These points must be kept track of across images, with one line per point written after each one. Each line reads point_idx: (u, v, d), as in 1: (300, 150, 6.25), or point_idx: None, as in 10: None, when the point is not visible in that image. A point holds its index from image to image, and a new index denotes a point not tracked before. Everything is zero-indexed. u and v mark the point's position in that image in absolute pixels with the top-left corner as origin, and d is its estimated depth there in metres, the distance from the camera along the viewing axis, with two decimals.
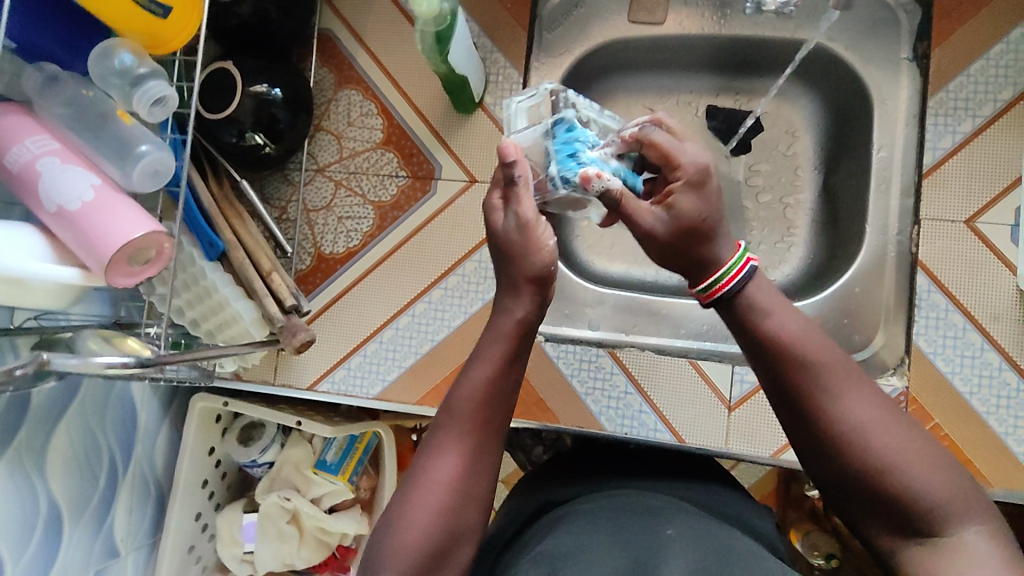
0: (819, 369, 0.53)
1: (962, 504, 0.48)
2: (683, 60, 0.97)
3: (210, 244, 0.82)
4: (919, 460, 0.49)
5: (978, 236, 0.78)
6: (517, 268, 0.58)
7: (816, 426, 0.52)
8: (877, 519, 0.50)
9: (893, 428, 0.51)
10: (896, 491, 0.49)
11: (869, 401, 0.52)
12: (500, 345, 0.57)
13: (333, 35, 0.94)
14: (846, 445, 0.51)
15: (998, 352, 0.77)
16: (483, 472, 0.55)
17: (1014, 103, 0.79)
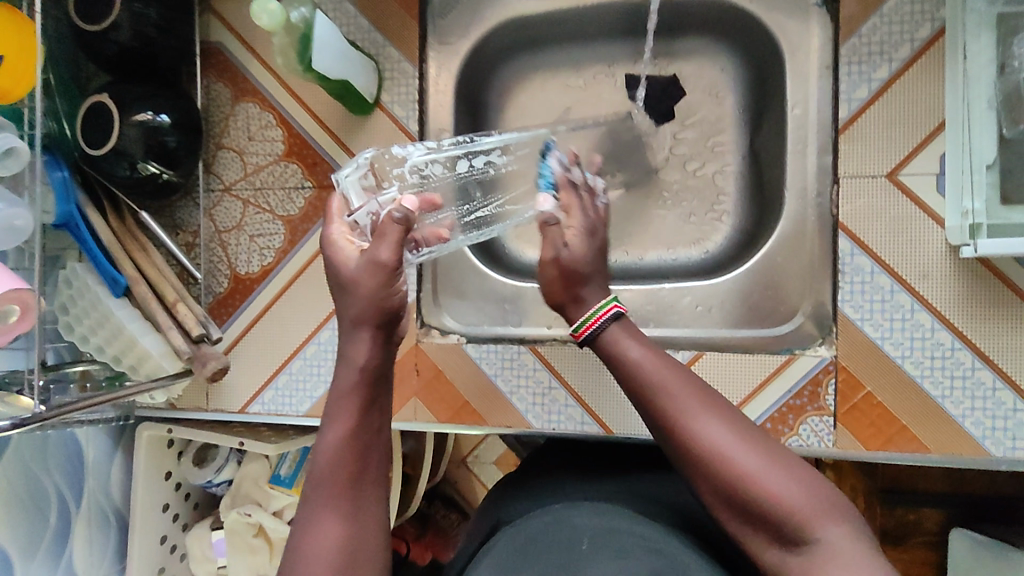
0: (671, 394, 0.55)
1: (822, 510, 0.49)
2: (591, 30, 0.91)
3: (114, 281, 0.81)
4: (777, 467, 0.51)
5: (902, 190, 0.73)
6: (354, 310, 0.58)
7: (680, 448, 0.53)
8: (755, 531, 0.50)
9: (747, 444, 0.52)
10: (760, 502, 0.50)
11: (722, 422, 0.53)
12: (350, 397, 0.56)
13: (223, 47, 0.90)
14: (706, 466, 0.52)
15: (930, 313, 0.72)
16: (367, 525, 0.53)
17: (933, 41, 0.72)
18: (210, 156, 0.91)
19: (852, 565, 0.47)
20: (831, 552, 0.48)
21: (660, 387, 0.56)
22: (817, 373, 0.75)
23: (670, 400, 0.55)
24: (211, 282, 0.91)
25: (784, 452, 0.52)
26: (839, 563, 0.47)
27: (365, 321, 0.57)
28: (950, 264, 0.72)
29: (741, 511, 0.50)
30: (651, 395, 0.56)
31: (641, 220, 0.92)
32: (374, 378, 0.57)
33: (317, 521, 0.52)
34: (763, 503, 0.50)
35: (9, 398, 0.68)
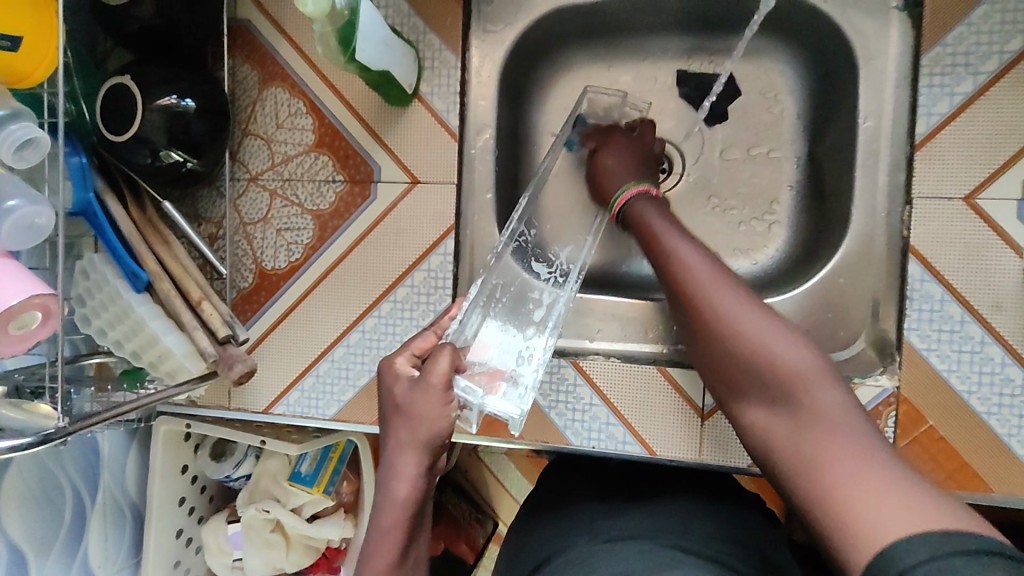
0: (685, 261, 0.60)
1: (812, 372, 0.51)
2: (646, 23, 0.85)
3: (135, 275, 0.77)
4: (779, 335, 0.54)
5: (980, 216, 0.68)
6: (405, 434, 0.56)
7: (689, 313, 0.58)
8: (751, 393, 0.54)
9: (753, 312, 0.56)
10: (754, 362, 0.53)
11: (733, 292, 0.57)
12: (393, 540, 0.54)
13: (251, 25, 0.84)
14: (714, 329, 0.56)
15: (1001, 347, 0.68)
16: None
17: (1023, 56, 0.67)
18: (235, 142, 0.85)
19: (837, 421, 0.48)
20: (818, 412, 0.49)
21: (675, 259, 0.61)
22: (877, 405, 0.72)
23: (685, 275, 0.59)
24: (235, 278, 0.86)
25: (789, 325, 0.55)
26: (822, 417, 0.49)
27: (414, 448, 0.56)
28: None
29: (737, 372, 0.55)
30: (671, 268, 0.61)
31: (689, 228, 0.88)
32: (416, 508, 0.55)
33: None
34: (757, 360, 0.53)
35: (28, 406, 0.63)
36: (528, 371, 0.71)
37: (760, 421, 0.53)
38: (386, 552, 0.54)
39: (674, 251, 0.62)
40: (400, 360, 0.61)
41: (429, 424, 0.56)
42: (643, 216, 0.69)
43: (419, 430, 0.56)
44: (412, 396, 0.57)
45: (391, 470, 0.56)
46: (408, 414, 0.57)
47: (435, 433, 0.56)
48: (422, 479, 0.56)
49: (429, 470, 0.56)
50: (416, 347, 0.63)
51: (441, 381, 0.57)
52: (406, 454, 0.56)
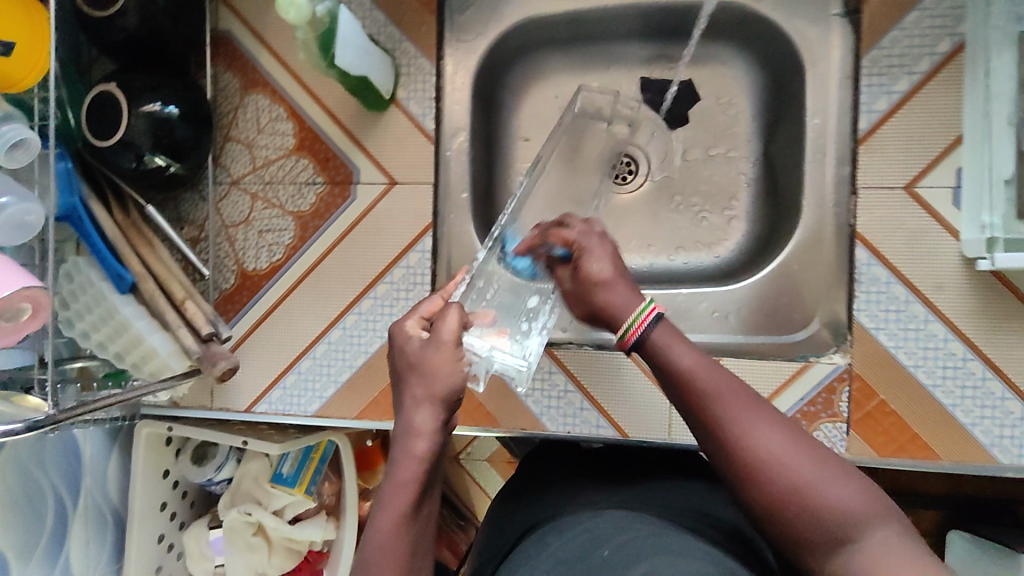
0: (722, 400, 0.53)
1: (874, 512, 0.48)
2: (609, 32, 0.90)
3: (119, 277, 0.79)
4: (829, 474, 0.49)
5: (921, 203, 0.74)
6: (422, 387, 0.58)
7: (733, 459, 0.51)
8: (816, 550, 0.48)
9: (797, 451, 0.50)
10: (816, 514, 0.48)
11: (775, 432, 0.51)
12: (407, 494, 0.56)
13: (232, 36, 0.87)
14: (764, 477, 0.50)
15: (943, 323, 0.74)
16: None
17: (953, 55, 0.73)
18: (217, 147, 0.88)
19: (910, 561, 0.45)
20: (880, 552, 0.46)
21: (707, 391, 0.54)
22: (831, 381, 0.76)
23: (719, 410, 0.53)
24: (217, 278, 0.89)
25: (833, 458, 0.51)
26: (900, 558, 0.45)
27: (430, 399, 0.58)
28: (963, 275, 0.73)
29: (798, 525, 0.49)
30: (702, 402, 0.54)
31: (655, 224, 0.92)
32: (431, 466, 0.57)
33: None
34: (821, 509, 0.48)
35: (16, 399, 0.66)
36: (529, 337, 0.75)
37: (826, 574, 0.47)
38: (401, 503, 0.55)
39: (701, 380, 0.55)
40: (411, 322, 0.64)
41: (445, 377, 0.58)
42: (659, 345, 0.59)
43: (434, 384, 0.58)
44: (427, 353, 0.59)
45: (407, 426, 0.58)
46: (421, 367, 0.59)
47: (448, 390, 0.58)
48: (437, 434, 0.58)
49: (442, 426, 0.58)
50: (423, 311, 0.66)
51: (452, 335, 0.59)
52: (422, 409, 0.58)
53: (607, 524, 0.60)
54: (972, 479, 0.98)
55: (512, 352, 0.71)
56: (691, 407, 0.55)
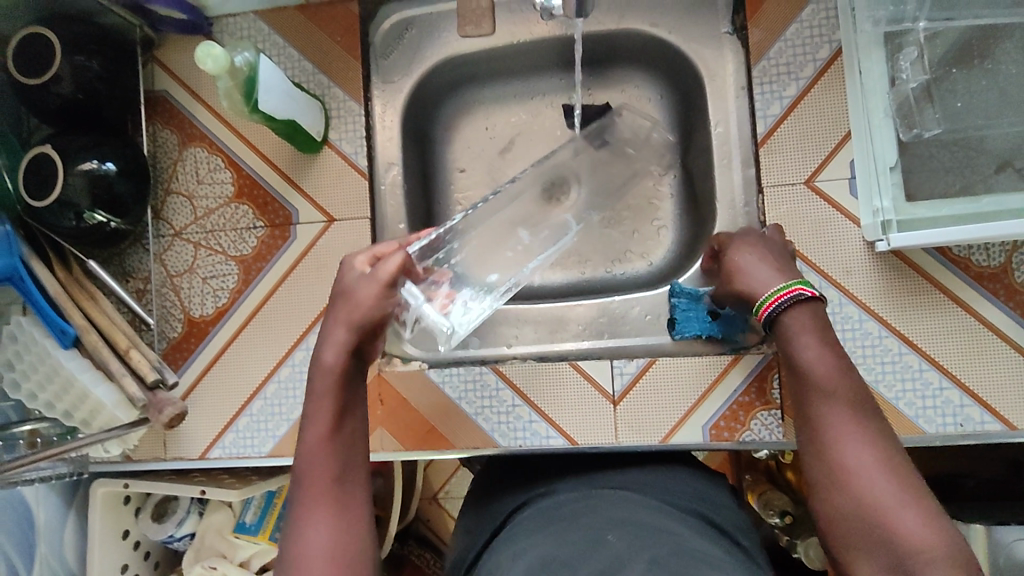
0: (827, 405, 0.55)
1: (949, 557, 0.47)
2: (527, 65, 0.96)
3: (62, 332, 0.79)
4: (911, 510, 0.49)
5: (821, 195, 0.80)
6: (343, 312, 0.65)
7: (822, 453, 0.54)
8: (873, 565, 0.49)
9: (883, 475, 0.51)
10: (879, 533, 0.49)
11: (873, 446, 0.52)
12: (327, 401, 0.61)
13: (169, 95, 0.91)
14: (837, 484, 0.52)
15: (857, 305, 0.78)
16: (354, 536, 0.56)
17: (832, 61, 0.80)
18: (159, 202, 0.91)
19: None
20: None
21: (821, 389, 0.56)
22: (761, 370, 0.81)
23: (819, 407, 0.55)
24: (164, 328, 0.90)
25: (929, 497, 0.50)
26: None
27: (349, 321, 0.64)
28: (867, 258, 0.78)
29: (864, 534, 0.50)
30: (806, 404, 0.57)
31: (590, 240, 0.96)
32: (348, 378, 0.63)
33: (304, 533, 0.56)
34: (886, 525, 0.49)
35: None
36: (470, 304, 0.82)
37: None
38: (323, 413, 0.61)
39: (820, 373, 0.56)
40: (360, 258, 0.69)
41: (364, 307, 0.65)
42: (790, 340, 0.59)
43: (357, 313, 0.64)
44: (357, 286, 0.66)
45: (325, 343, 0.64)
46: (348, 295, 0.66)
47: (366, 318, 0.65)
48: (347, 354, 0.64)
49: (353, 348, 0.64)
50: (377, 250, 0.70)
51: (384, 274, 0.66)
52: (339, 329, 0.64)
53: (548, 503, 0.62)
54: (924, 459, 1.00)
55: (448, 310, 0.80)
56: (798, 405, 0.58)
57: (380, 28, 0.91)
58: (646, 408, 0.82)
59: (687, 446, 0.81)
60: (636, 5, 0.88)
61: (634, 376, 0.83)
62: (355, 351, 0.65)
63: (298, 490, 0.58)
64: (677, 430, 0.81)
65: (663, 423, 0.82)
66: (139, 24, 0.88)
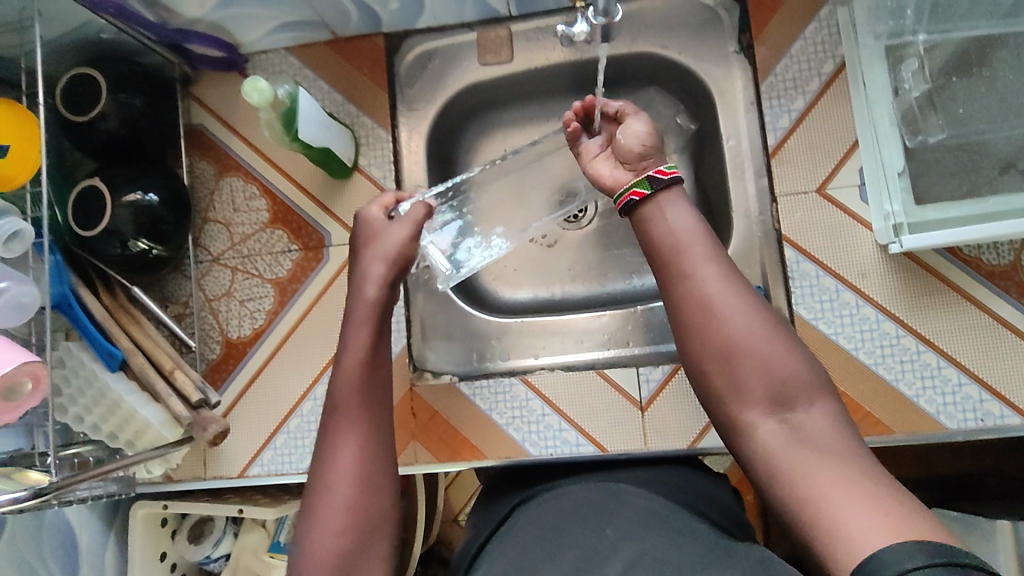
0: (692, 253, 0.58)
1: (808, 381, 0.53)
2: (543, 89, 0.99)
3: (109, 355, 0.83)
4: (773, 343, 0.54)
5: (833, 202, 0.83)
6: (375, 252, 0.70)
7: (685, 300, 0.57)
8: (745, 397, 0.54)
9: (744, 308, 0.56)
10: (751, 363, 0.54)
11: (727, 286, 0.57)
12: (366, 329, 0.66)
13: (205, 128, 0.96)
14: (705, 323, 0.56)
15: (873, 306, 0.81)
16: (382, 455, 0.61)
17: (838, 74, 0.84)
18: (197, 229, 0.95)
19: (826, 437, 0.51)
20: (812, 423, 0.52)
21: (681, 243, 0.59)
22: None
23: (680, 260, 0.58)
24: (204, 350, 0.94)
25: (783, 329, 0.56)
26: (814, 433, 0.51)
27: (387, 257, 0.69)
28: (881, 261, 0.81)
29: (732, 371, 0.54)
30: (668, 255, 0.59)
31: (610, 253, 1.00)
32: (383, 311, 0.68)
33: (337, 451, 0.60)
34: (756, 361, 0.54)
35: (16, 475, 0.69)
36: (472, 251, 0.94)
37: (749, 422, 0.53)
38: (362, 337, 0.65)
39: (679, 230, 0.60)
40: (376, 208, 0.75)
41: (394, 240, 0.70)
42: (653, 222, 0.61)
43: (387, 247, 0.70)
44: (386, 232, 0.72)
45: (363, 276, 0.69)
46: (382, 237, 0.71)
47: (400, 253, 0.70)
48: (387, 287, 0.68)
49: (391, 281, 0.69)
50: (385, 202, 0.76)
51: (419, 217, 0.72)
52: (377, 264, 0.69)
53: (584, 495, 0.64)
54: (943, 458, 1.02)
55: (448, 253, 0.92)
56: (658, 261, 0.60)
57: (404, 60, 0.96)
58: (673, 413, 0.84)
59: (716, 450, 0.83)
60: (647, 29, 0.93)
61: (660, 383, 0.85)
62: (392, 287, 0.69)
63: (333, 413, 0.63)
64: (705, 434, 0.83)
65: (691, 427, 0.84)
66: (178, 62, 0.93)
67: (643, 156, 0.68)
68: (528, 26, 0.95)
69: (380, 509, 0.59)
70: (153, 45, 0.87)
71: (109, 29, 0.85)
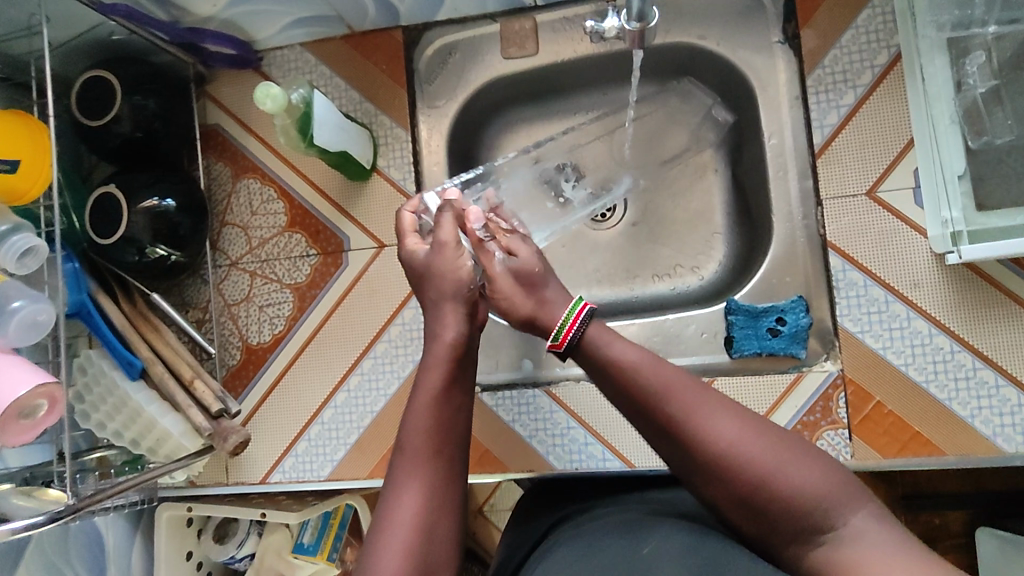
0: (677, 401, 0.54)
1: (840, 493, 0.50)
2: (570, 82, 0.94)
3: (130, 364, 0.82)
4: (793, 465, 0.51)
5: (885, 207, 0.77)
6: (441, 286, 0.64)
7: (689, 452, 0.53)
8: (789, 536, 0.50)
9: (748, 443, 0.52)
10: (779, 504, 0.50)
11: (722, 424, 0.53)
12: (439, 369, 0.61)
13: (221, 127, 0.94)
14: (718, 476, 0.52)
15: (926, 320, 0.75)
16: (445, 507, 0.56)
17: (892, 66, 0.77)
18: (215, 233, 0.93)
19: (883, 544, 0.48)
20: (860, 532, 0.49)
21: (661, 392, 0.55)
22: (826, 389, 0.78)
23: (666, 409, 0.54)
24: (224, 356, 0.92)
25: (794, 440, 0.53)
26: (873, 546, 0.48)
27: (449, 294, 0.64)
28: (935, 270, 0.75)
29: (762, 517, 0.51)
30: (650, 406, 0.55)
31: (639, 255, 0.95)
32: (460, 352, 0.62)
33: (399, 497, 0.55)
34: (786, 500, 0.50)
35: (37, 493, 0.68)
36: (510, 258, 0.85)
37: (799, 554, 0.50)
38: (435, 376, 0.60)
39: (652, 373, 0.56)
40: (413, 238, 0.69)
41: (453, 277, 0.64)
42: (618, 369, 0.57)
43: (445, 286, 0.64)
44: (433, 259, 0.65)
45: (436, 321, 0.64)
46: (447, 272, 0.64)
47: (461, 281, 0.64)
48: (460, 325, 0.63)
49: (467, 319, 0.64)
50: (409, 227, 0.69)
51: (451, 239, 0.65)
52: (450, 304, 0.64)
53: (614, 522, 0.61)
54: (995, 474, 0.96)
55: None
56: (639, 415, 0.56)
57: (424, 54, 0.91)
58: None
59: None
60: (681, 18, 0.86)
61: None
62: (467, 325, 0.64)
63: (397, 455, 0.58)
64: None
65: None
66: (192, 62, 0.90)
67: (529, 277, 0.64)
68: (554, 16, 0.90)
69: (438, 560, 0.54)
70: (167, 45, 0.84)
71: (121, 31, 0.83)
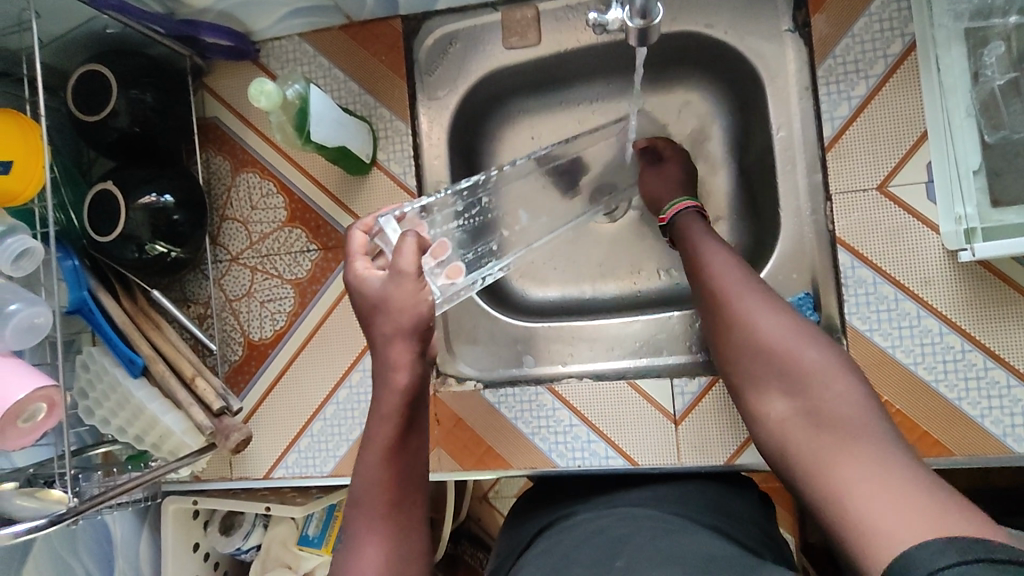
0: (721, 274, 0.64)
1: (836, 379, 0.54)
2: (573, 72, 0.92)
3: (131, 361, 0.82)
4: (802, 342, 0.57)
5: (896, 202, 0.75)
6: (389, 323, 0.59)
7: (721, 319, 0.62)
8: (774, 396, 0.57)
9: (770, 315, 0.60)
10: (774, 361, 0.57)
11: (757, 300, 0.61)
12: (389, 422, 0.60)
13: (219, 121, 0.92)
14: (736, 335, 0.60)
15: (937, 317, 0.74)
16: (409, 556, 0.58)
17: (906, 56, 0.75)
18: (215, 228, 0.93)
19: (860, 430, 0.51)
20: (839, 412, 0.52)
21: (710, 270, 0.65)
22: None
23: (710, 282, 0.64)
24: (226, 352, 0.92)
25: (817, 333, 0.59)
26: (845, 421, 0.52)
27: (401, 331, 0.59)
28: (947, 267, 0.73)
29: (755, 372, 0.58)
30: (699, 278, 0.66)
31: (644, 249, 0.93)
32: (412, 397, 0.60)
33: (360, 552, 0.57)
34: (783, 361, 0.57)
35: (41, 494, 0.68)
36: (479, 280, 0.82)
37: (778, 418, 0.56)
38: (386, 429, 0.59)
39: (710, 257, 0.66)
40: (363, 264, 0.63)
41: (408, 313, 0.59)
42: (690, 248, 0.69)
43: (400, 321, 0.59)
44: (387, 290, 0.59)
45: (384, 361, 0.59)
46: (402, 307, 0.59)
47: (415, 319, 0.59)
48: (414, 366, 0.59)
49: (417, 357, 0.59)
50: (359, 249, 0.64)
51: (411, 269, 0.59)
52: (401, 348, 0.59)
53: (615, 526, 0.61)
54: (1004, 470, 0.95)
55: (429, 271, 0.73)
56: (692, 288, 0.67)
57: (424, 44, 0.89)
58: (709, 426, 0.79)
59: (756, 467, 0.78)
60: (688, 7, 0.84)
61: (696, 395, 0.80)
62: (421, 363, 0.60)
63: (356, 508, 0.59)
64: (744, 450, 0.78)
65: (729, 442, 0.79)
66: (188, 54, 0.89)
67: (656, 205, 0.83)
68: (556, 5, 0.87)
69: None
70: (162, 39, 0.83)
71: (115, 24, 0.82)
